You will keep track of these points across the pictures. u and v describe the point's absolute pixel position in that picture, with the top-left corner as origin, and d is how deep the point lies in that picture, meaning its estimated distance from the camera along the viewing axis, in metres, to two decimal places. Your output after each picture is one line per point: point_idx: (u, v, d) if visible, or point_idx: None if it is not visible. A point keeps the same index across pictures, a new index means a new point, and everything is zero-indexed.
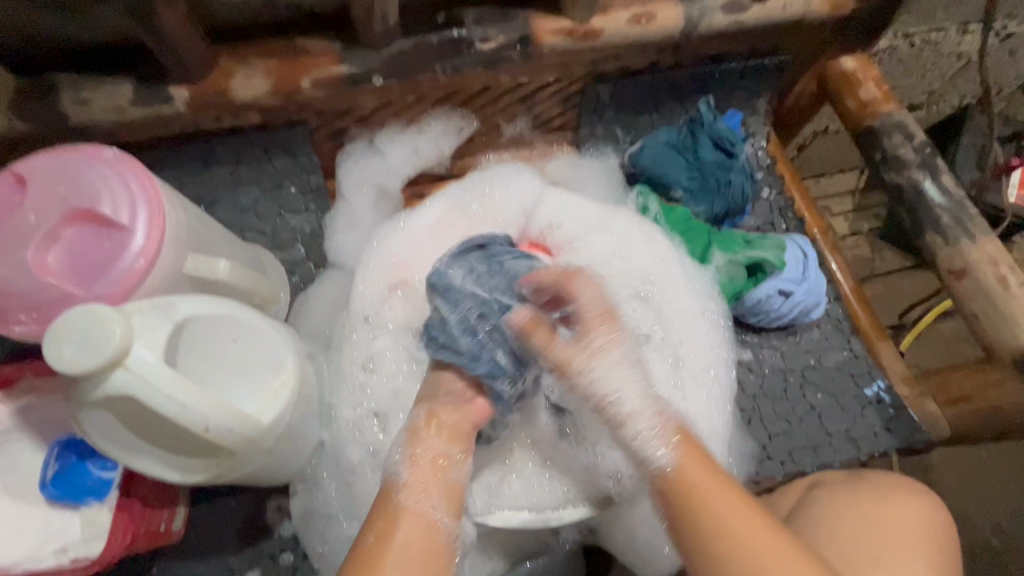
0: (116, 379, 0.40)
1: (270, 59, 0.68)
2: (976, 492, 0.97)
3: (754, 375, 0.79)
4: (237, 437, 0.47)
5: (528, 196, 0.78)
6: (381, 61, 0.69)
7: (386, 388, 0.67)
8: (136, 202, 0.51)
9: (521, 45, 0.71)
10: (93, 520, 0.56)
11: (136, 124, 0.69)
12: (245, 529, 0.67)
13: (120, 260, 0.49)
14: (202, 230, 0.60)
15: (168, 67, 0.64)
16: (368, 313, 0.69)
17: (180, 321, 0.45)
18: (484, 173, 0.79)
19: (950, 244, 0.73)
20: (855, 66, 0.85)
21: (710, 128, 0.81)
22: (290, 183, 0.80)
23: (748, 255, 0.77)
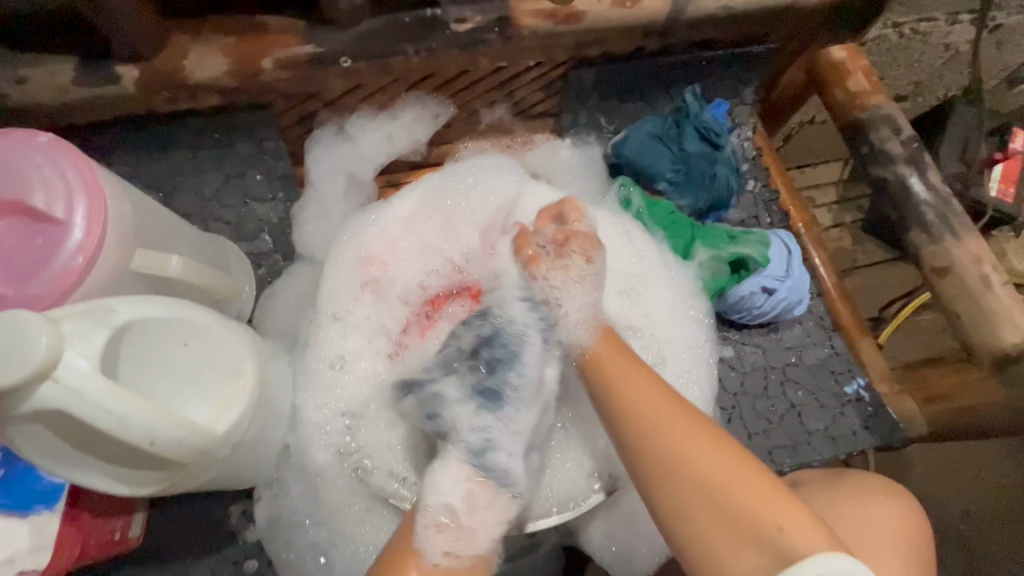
0: (46, 392, 0.37)
1: (228, 37, 0.63)
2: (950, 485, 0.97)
3: (735, 373, 0.77)
4: (188, 449, 0.44)
5: (511, 184, 0.74)
6: (349, 42, 0.65)
7: (361, 391, 0.64)
8: (73, 194, 0.46)
9: (500, 27, 0.67)
10: (42, 530, 0.51)
11: (82, 106, 0.64)
12: (207, 536, 0.64)
13: (57, 256, 0.45)
14: (153, 223, 0.56)
15: (115, 43, 0.59)
16: (337, 309, 0.66)
17: (120, 327, 0.41)
18: (464, 164, 0.75)
19: (935, 241, 0.72)
20: (845, 57, 0.83)
21: (696, 118, 0.79)
22: (255, 170, 0.75)
23: (732, 251, 0.75)
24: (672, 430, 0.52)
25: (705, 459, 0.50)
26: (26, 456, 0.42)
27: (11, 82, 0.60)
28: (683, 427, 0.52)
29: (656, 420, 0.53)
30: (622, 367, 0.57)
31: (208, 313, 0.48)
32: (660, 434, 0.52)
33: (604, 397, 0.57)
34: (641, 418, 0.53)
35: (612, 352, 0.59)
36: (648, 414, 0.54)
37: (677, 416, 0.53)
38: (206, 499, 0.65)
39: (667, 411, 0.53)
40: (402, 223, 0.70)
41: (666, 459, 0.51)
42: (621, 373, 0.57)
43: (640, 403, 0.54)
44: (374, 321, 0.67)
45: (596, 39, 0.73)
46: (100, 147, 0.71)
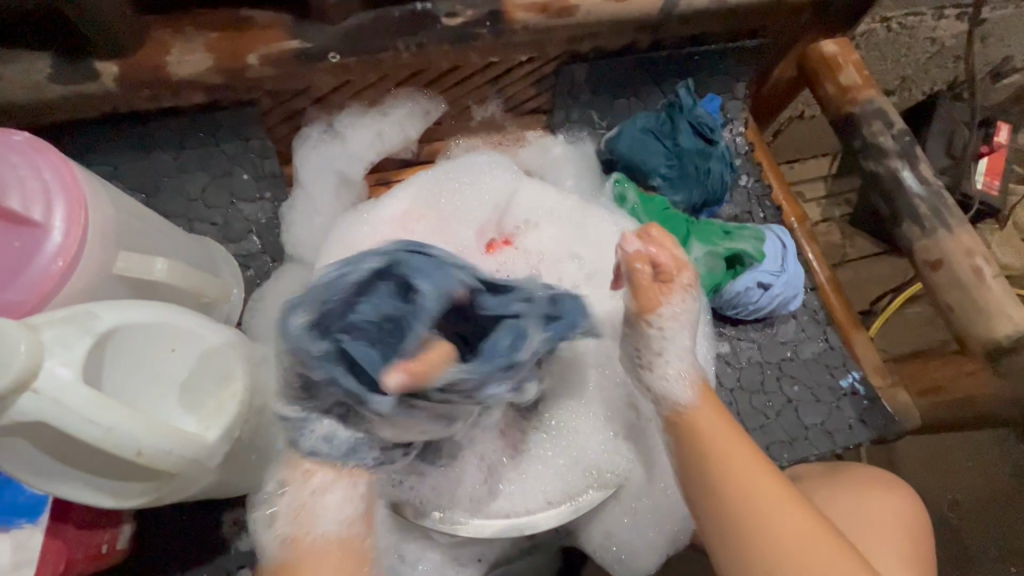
0: (24, 404, 0.35)
1: (212, 32, 0.61)
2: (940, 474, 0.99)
3: (731, 368, 0.77)
4: (177, 460, 0.42)
5: (504, 182, 0.73)
6: (338, 36, 0.63)
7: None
8: (52, 195, 0.44)
9: (492, 21, 0.66)
10: (24, 544, 0.49)
11: (60, 103, 0.62)
12: (199, 546, 0.63)
13: (35, 260, 0.43)
14: (136, 225, 0.54)
15: (92, 38, 0.57)
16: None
17: (103, 334, 0.39)
18: (457, 163, 0.75)
19: (927, 235, 0.72)
20: (836, 50, 0.82)
21: (689, 113, 0.79)
22: (241, 169, 0.73)
23: (727, 247, 0.74)
24: (764, 501, 0.49)
25: (786, 528, 0.49)
26: (5, 471, 0.40)
27: None
28: (775, 500, 0.50)
29: (744, 484, 0.50)
30: (717, 426, 0.53)
31: (197, 316, 0.46)
32: (746, 497, 0.50)
33: (689, 448, 0.53)
34: (729, 484, 0.50)
35: (713, 416, 0.54)
36: (739, 475, 0.50)
37: (763, 480, 0.50)
38: (195, 508, 0.63)
39: (757, 478, 0.50)
40: (395, 222, 0.69)
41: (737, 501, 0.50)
42: (711, 429, 0.53)
43: (724, 456, 0.51)
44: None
45: (589, 33, 0.72)
46: (80, 147, 0.69)
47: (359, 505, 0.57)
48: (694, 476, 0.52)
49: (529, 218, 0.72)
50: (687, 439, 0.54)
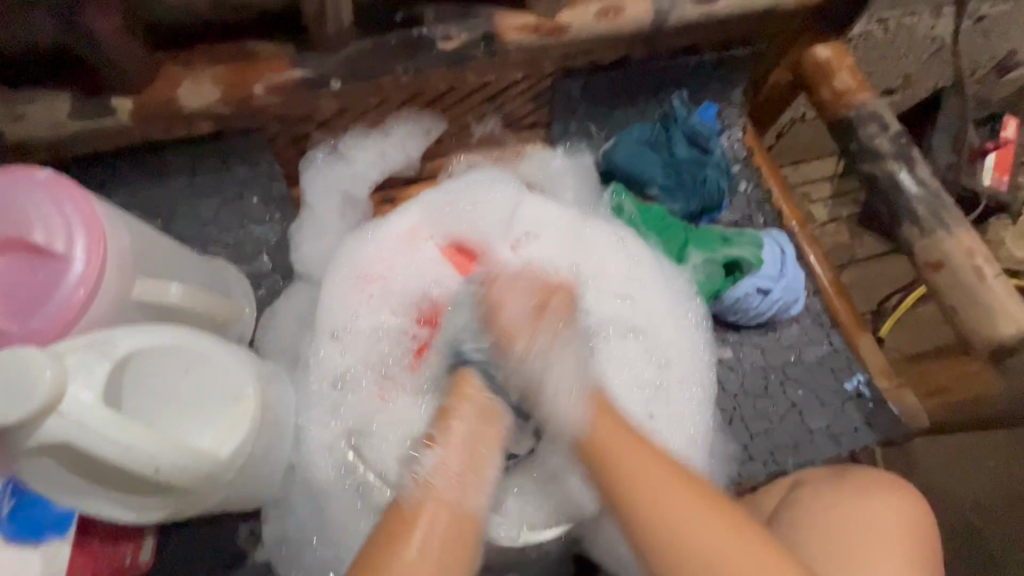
0: (51, 427, 0.37)
1: (219, 65, 0.64)
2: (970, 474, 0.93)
3: (735, 373, 0.78)
4: (193, 475, 0.44)
5: (504, 199, 0.75)
6: (337, 64, 0.66)
7: (364, 407, 0.65)
8: (73, 227, 0.47)
9: (486, 43, 0.68)
10: (54, 558, 0.52)
11: (80, 137, 0.65)
12: (220, 556, 0.65)
13: (58, 290, 0.46)
14: (152, 251, 0.57)
15: (107, 76, 0.60)
16: (337, 327, 0.66)
17: (121, 358, 0.42)
18: (461, 181, 0.77)
19: (927, 236, 0.72)
20: (828, 56, 0.82)
21: (684, 124, 0.81)
22: (251, 192, 0.76)
23: (725, 254, 0.75)
24: (665, 501, 0.52)
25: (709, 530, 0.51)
26: (34, 487, 0.42)
27: (9, 119, 0.61)
28: (681, 505, 0.52)
29: (645, 499, 0.52)
30: (621, 447, 0.55)
31: (209, 339, 0.49)
32: (655, 511, 0.52)
33: (612, 486, 0.54)
34: (643, 504, 0.52)
35: (602, 412, 0.57)
36: (633, 487, 0.53)
37: (669, 493, 0.52)
38: (214, 521, 0.66)
39: (672, 506, 0.52)
40: (396, 243, 0.71)
41: (655, 508, 0.52)
42: (622, 458, 0.54)
43: (625, 461, 0.54)
44: (371, 336, 0.67)
45: (583, 49, 0.74)
46: (100, 178, 0.73)
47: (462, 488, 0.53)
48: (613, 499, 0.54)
49: (531, 233, 0.73)
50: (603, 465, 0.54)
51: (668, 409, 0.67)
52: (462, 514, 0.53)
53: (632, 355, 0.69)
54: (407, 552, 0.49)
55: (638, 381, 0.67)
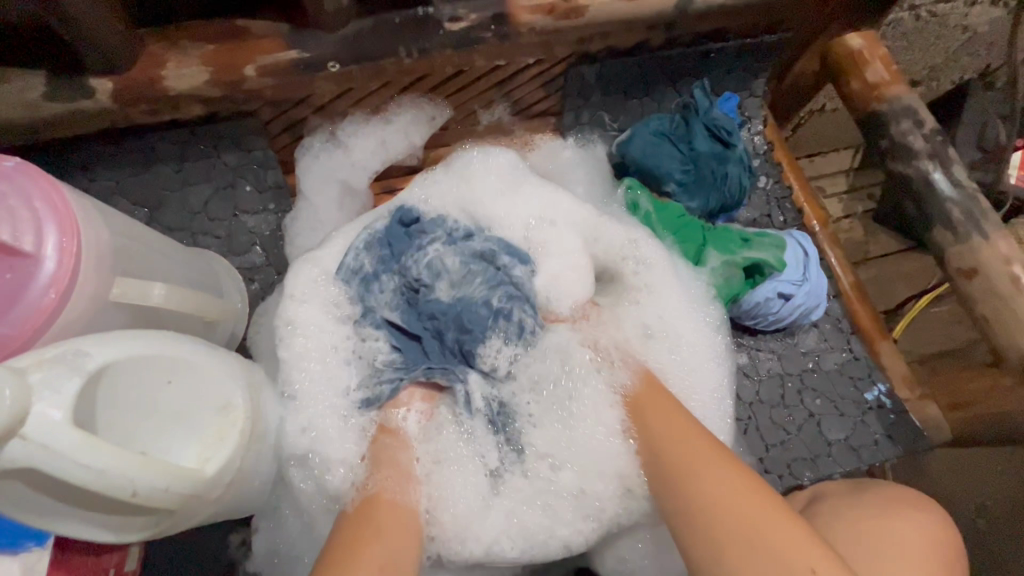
0: (12, 452, 0.33)
1: (207, 43, 0.59)
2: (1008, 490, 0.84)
3: (750, 381, 0.74)
4: (175, 496, 0.41)
5: (499, 184, 0.71)
6: (335, 45, 0.61)
7: (343, 402, 0.62)
8: (43, 222, 0.43)
9: (496, 25, 0.63)
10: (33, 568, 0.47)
11: (57, 121, 0.60)
12: (209, 563, 0.62)
13: (26, 292, 0.42)
14: (133, 246, 0.52)
15: (82, 53, 0.55)
16: (297, 318, 0.64)
17: (95, 371, 0.38)
18: (466, 163, 0.73)
19: (961, 241, 0.68)
20: (862, 44, 0.77)
21: (705, 116, 0.75)
22: (243, 181, 0.72)
23: (746, 256, 0.70)
24: (708, 465, 0.49)
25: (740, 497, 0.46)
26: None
27: None
28: (719, 474, 0.48)
29: (704, 484, 0.48)
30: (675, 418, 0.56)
31: (192, 345, 0.45)
32: (704, 478, 0.49)
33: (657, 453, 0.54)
34: (681, 460, 0.51)
35: (651, 392, 0.59)
36: (685, 457, 0.51)
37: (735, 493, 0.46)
38: (203, 529, 0.63)
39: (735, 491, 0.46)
40: (365, 241, 0.66)
41: (698, 516, 0.47)
42: (666, 424, 0.55)
43: (673, 437, 0.54)
44: (342, 329, 0.65)
45: (600, 33, 0.69)
46: (84, 163, 0.68)
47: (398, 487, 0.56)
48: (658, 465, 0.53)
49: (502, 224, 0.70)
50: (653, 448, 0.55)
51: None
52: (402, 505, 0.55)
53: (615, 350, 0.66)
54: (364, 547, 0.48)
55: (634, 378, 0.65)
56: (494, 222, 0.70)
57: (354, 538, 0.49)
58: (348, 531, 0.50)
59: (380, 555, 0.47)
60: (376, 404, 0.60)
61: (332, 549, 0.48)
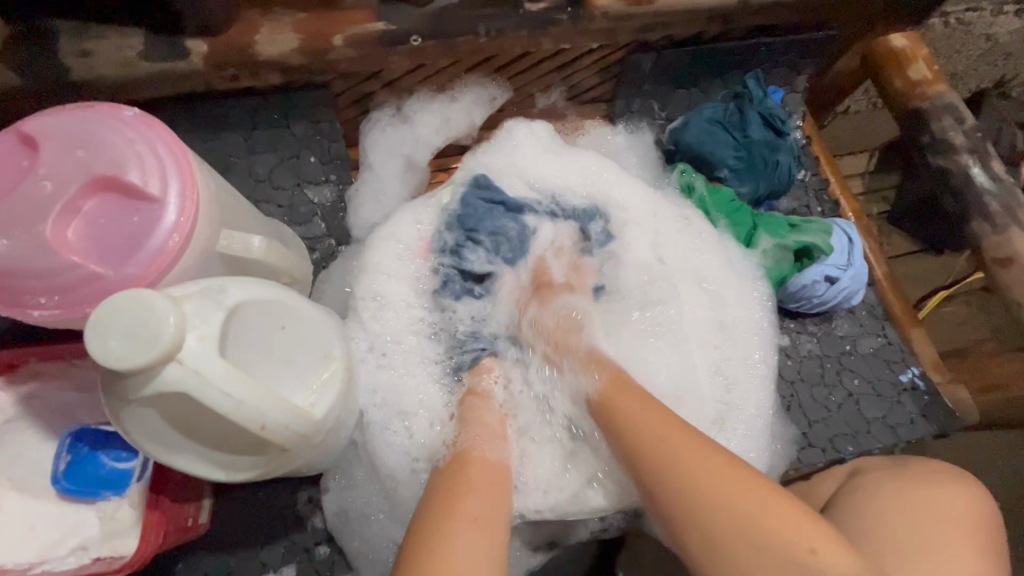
0: (170, 375, 0.35)
1: (298, 11, 0.61)
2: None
3: (792, 361, 0.78)
4: (291, 434, 0.43)
5: (545, 156, 0.73)
6: (420, 19, 0.63)
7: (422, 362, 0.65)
8: (167, 170, 0.44)
9: (573, 8, 0.66)
10: (113, 515, 0.52)
11: (145, 82, 0.62)
12: (276, 522, 0.63)
13: (152, 235, 0.43)
14: (230, 203, 0.54)
15: (183, 15, 0.57)
16: (378, 290, 0.65)
17: (232, 308, 0.40)
18: (506, 136, 0.73)
19: (999, 232, 0.72)
20: (905, 44, 0.81)
21: (759, 105, 0.78)
22: (310, 152, 0.74)
23: (796, 240, 0.74)
24: (699, 459, 0.50)
25: (745, 499, 0.47)
26: (130, 439, 0.41)
27: (74, 54, 0.57)
28: (719, 476, 0.48)
29: (675, 454, 0.50)
30: (636, 406, 0.55)
31: (300, 295, 0.47)
32: (690, 474, 0.49)
33: (630, 447, 0.53)
34: (672, 454, 0.50)
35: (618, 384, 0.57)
36: (667, 453, 0.50)
37: (701, 461, 0.49)
38: (274, 487, 0.64)
39: (710, 465, 0.49)
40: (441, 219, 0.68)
41: (675, 478, 0.49)
42: (635, 416, 0.54)
43: (638, 420, 0.53)
44: (406, 294, 0.66)
45: (664, 21, 0.72)
46: None
47: (489, 441, 0.58)
48: (631, 456, 0.53)
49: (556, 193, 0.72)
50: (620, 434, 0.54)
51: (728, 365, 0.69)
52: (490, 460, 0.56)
53: (677, 326, 0.69)
54: (462, 503, 0.51)
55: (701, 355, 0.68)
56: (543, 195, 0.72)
57: (451, 491, 0.52)
58: (443, 495, 0.52)
59: (473, 508, 0.50)
60: (463, 370, 0.64)
61: (429, 507, 0.51)
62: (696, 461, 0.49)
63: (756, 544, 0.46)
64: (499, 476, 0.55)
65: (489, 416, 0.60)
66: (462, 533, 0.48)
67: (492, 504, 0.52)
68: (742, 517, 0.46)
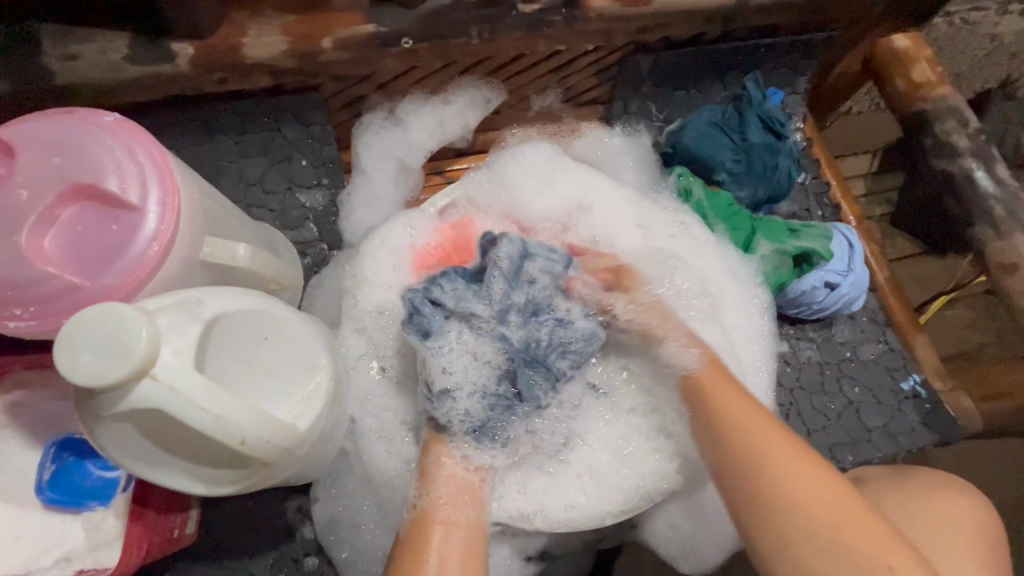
0: (143, 391, 0.34)
1: (287, 13, 0.60)
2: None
3: (791, 368, 0.76)
4: (274, 448, 0.42)
5: (541, 175, 0.70)
6: (412, 21, 0.62)
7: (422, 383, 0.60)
8: (147, 177, 0.43)
9: (568, 9, 0.65)
10: (97, 527, 0.52)
11: (131, 85, 0.60)
12: (264, 533, 0.62)
13: (132, 244, 0.42)
14: (216, 209, 0.53)
15: (170, 17, 0.56)
16: (381, 304, 0.63)
17: (210, 321, 0.38)
18: (502, 159, 0.71)
19: (1003, 237, 0.70)
20: (907, 45, 0.80)
21: (758, 108, 0.77)
22: (301, 155, 0.72)
23: (796, 245, 0.72)
24: (781, 459, 0.49)
25: (830, 501, 0.46)
26: (107, 455, 0.39)
27: (57, 57, 0.56)
28: (799, 476, 0.48)
29: (762, 441, 0.50)
30: (723, 391, 0.54)
31: (286, 305, 0.46)
32: (776, 475, 0.48)
33: (714, 429, 0.53)
34: (756, 454, 0.50)
35: (718, 377, 0.56)
36: (755, 452, 0.50)
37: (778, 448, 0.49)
38: (261, 496, 0.62)
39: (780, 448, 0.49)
40: (441, 241, 0.66)
41: (758, 469, 0.49)
42: (729, 408, 0.53)
43: (744, 421, 0.52)
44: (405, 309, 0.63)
45: (662, 22, 0.70)
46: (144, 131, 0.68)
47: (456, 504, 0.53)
48: (720, 446, 0.52)
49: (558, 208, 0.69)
50: (715, 426, 0.53)
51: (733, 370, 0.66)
52: (458, 526, 0.52)
53: None
54: None
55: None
56: (544, 214, 0.69)
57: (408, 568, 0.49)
58: (409, 559, 0.50)
59: None
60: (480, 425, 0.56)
61: None
62: (782, 456, 0.49)
63: (835, 547, 0.45)
64: (469, 536, 0.52)
65: (446, 477, 0.55)
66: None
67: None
68: (823, 521, 0.46)
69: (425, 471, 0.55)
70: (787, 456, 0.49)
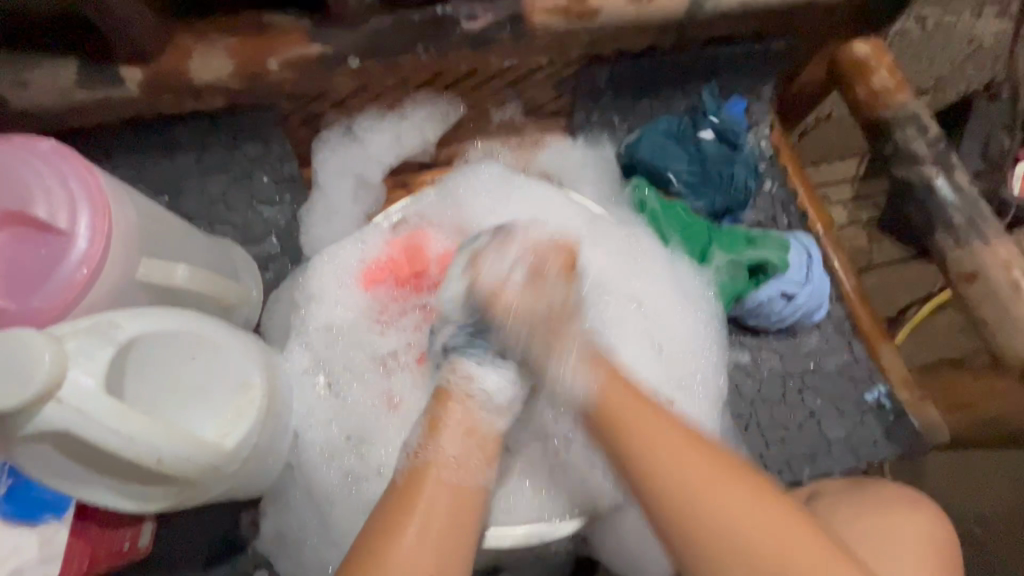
0: (50, 413, 0.36)
1: (231, 36, 0.62)
2: (995, 488, 0.86)
3: (752, 379, 0.76)
4: (196, 467, 0.43)
5: (492, 193, 0.71)
6: (356, 41, 0.63)
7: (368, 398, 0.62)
8: (75, 203, 0.45)
9: (512, 25, 0.65)
10: (50, 540, 0.49)
11: (87, 108, 0.63)
12: (218, 542, 0.63)
13: (59, 268, 0.44)
14: (158, 230, 0.54)
15: (117, 44, 0.58)
16: (330, 320, 0.64)
17: (125, 343, 0.40)
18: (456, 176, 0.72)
19: (963, 246, 0.69)
20: (869, 52, 0.78)
21: (712, 118, 0.78)
22: (262, 172, 0.74)
23: (750, 255, 0.73)
24: (734, 500, 0.48)
25: (768, 538, 0.47)
26: (34, 475, 0.41)
27: (11, 85, 0.59)
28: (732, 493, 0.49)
29: (687, 475, 0.49)
30: (644, 421, 0.52)
31: (215, 324, 0.47)
32: (722, 519, 0.48)
33: (626, 464, 0.52)
34: (700, 495, 0.48)
35: (622, 397, 0.53)
36: (721, 522, 0.48)
37: (691, 450, 0.50)
38: (215, 509, 0.64)
39: (716, 477, 0.49)
40: (389, 253, 0.67)
41: (683, 497, 0.49)
42: (638, 430, 0.51)
43: (660, 456, 0.50)
44: (359, 320, 0.65)
45: (612, 35, 0.70)
46: (109, 151, 0.70)
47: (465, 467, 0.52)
48: (636, 472, 0.51)
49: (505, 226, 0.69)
50: (650, 486, 0.50)
51: (675, 380, 0.65)
52: (465, 487, 0.51)
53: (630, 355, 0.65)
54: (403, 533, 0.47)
55: (658, 380, 0.64)
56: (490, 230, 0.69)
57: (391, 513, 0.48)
58: (396, 503, 0.49)
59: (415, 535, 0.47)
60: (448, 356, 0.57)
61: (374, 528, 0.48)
62: (711, 482, 0.49)
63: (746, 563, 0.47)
64: (465, 496, 0.51)
65: (457, 428, 0.53)
66: (418, 558, 0.46)
67: (451, 510, 0.49)
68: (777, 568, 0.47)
69: (435, 422, 0.53)
70: (712, 468, 0.49)
